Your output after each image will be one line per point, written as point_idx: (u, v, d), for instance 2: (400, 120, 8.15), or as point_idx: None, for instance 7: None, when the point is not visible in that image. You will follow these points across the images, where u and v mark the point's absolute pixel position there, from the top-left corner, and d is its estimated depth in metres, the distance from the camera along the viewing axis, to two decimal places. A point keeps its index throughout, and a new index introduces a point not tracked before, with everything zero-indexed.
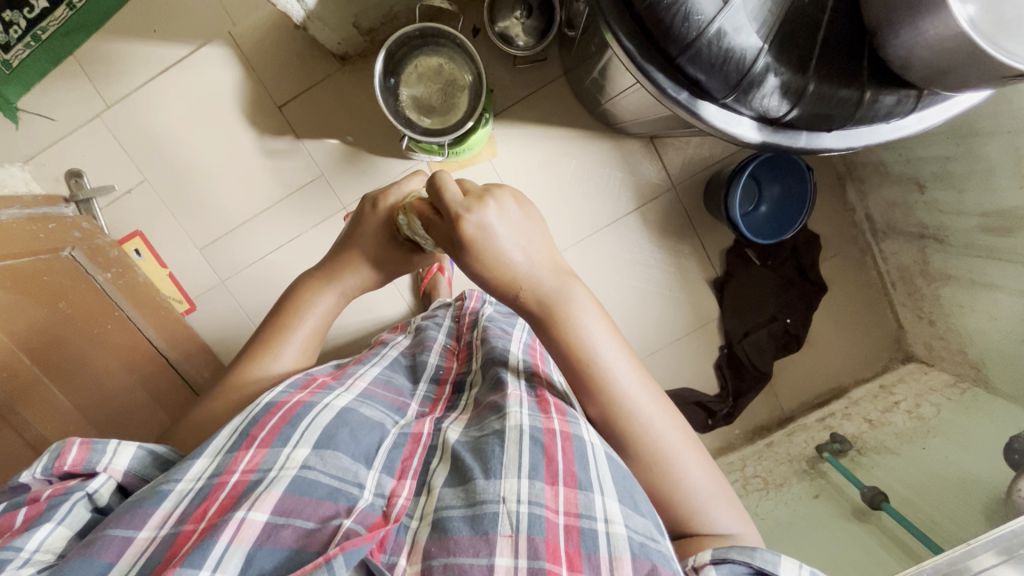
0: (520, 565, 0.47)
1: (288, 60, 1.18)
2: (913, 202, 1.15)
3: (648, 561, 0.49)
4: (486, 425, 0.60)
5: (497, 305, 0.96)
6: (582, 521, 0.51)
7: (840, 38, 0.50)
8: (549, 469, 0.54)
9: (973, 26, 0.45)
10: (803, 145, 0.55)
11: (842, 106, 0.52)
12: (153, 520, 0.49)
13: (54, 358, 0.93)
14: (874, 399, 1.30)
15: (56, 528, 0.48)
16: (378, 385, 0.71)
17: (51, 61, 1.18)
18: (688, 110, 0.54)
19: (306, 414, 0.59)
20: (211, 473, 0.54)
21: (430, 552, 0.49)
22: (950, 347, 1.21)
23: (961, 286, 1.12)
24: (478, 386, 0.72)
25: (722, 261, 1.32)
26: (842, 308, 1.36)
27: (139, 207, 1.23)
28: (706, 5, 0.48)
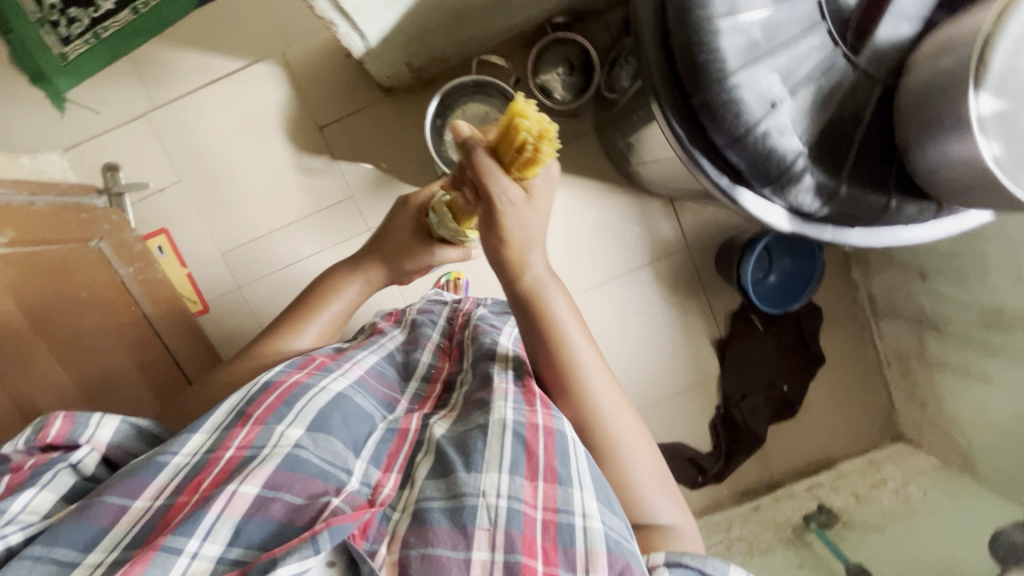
0: (496, 559, 0.50)
1: (335, 85, 1.23)
2: (914, 289, 1.21)
3: (621, 559, 0.52)
4: (470, 419, 0.61)
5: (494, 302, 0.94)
6: (560, 515, 0.54)
7: (875, 153, 0.55)
8: (529, 464, 0.56)
9: (996, 165, 0.49)
10: (829, 239, 0.58)
11: (870, 209, 0.56)
12: (148, 491, 0.51)
13: (70, 352, 0.94)
14: (862, 474, 1.34)
15: (40, 493, 0.50)
16: (372, 375, 0.70)
17: (106, 59, 1.22)
18: (727, 195, 0.58)
19: (302, 395, 0.60)
20: (206, 449, 0.55)
21: (408, 542, 0.51)
22: (939, 431, 1.25)
23: (955, 374, 1.16)
24: (467, 384, 0.70)
25: (728, 323, 1.35)
26: (837, 381, 1.40)
27: (167, 206, 1.26)
28: (756, 108, 0.52)
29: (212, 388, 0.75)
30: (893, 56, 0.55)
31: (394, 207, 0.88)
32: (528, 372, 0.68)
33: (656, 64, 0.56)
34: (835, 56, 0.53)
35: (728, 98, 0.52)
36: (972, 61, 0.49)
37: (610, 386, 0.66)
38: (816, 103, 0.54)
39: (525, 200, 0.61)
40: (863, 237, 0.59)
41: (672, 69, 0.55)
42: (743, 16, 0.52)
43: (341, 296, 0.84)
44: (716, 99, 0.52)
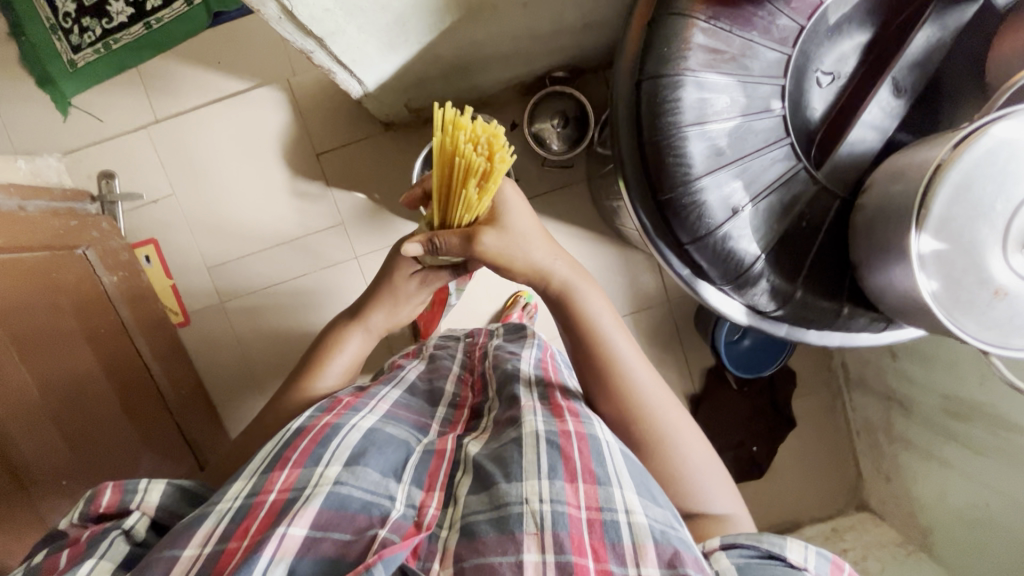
0: (548, 560, 0.49)
1: (336, 115, 1.26)
2: (885, 365, 1.23)
3: (667, 549, 0.51)
4: (504, 435, 0.62)
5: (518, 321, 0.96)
6: (605, 514, 0.53)
7: (829, 266, 0.61)
8: (567, 467, 0.57)
9: (933, 300, 0.54)
10: (784, 335, 0.64)
11: (823, 314, 0.61)
12: (196, 540, 0.49)
13: (41, 363, 0.92)
14: (825, 542, 1.30)
15: (99, 562, 0.49)
16: (400, 407, 0.71)
17: (115, 69, 1.24)
18: (688, 285, 0.62)
19: (334, 434, 0.60)
20: (249, 492, 0.55)
21: (461, 555, 0.51)
22: (901, 507, 1.26)
23: (918, 454, 1.17)
24: (496, 407, 0.72)
25: (702, 379, 1.37)
26: (807, 445, 1.41)
27: (159, 217, 1.28)
28: (718, 213, 0.57)
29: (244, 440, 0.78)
30: (853, 174, 0.63)
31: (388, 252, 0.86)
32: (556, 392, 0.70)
33: (631, 162, 0.60)
34: (797, 169, 0.60)
35: (693, 202, 0.57)
36: (916, 202, 0.53)
37: (653, 383, 0.68)
38: (778, 211, 0.59)
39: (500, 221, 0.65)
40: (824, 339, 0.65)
41: (645, 168, 0.59)
42: (710, 126, 0.57)
43: (345, 349, 0.83)
44: (682, 202, 0.57)
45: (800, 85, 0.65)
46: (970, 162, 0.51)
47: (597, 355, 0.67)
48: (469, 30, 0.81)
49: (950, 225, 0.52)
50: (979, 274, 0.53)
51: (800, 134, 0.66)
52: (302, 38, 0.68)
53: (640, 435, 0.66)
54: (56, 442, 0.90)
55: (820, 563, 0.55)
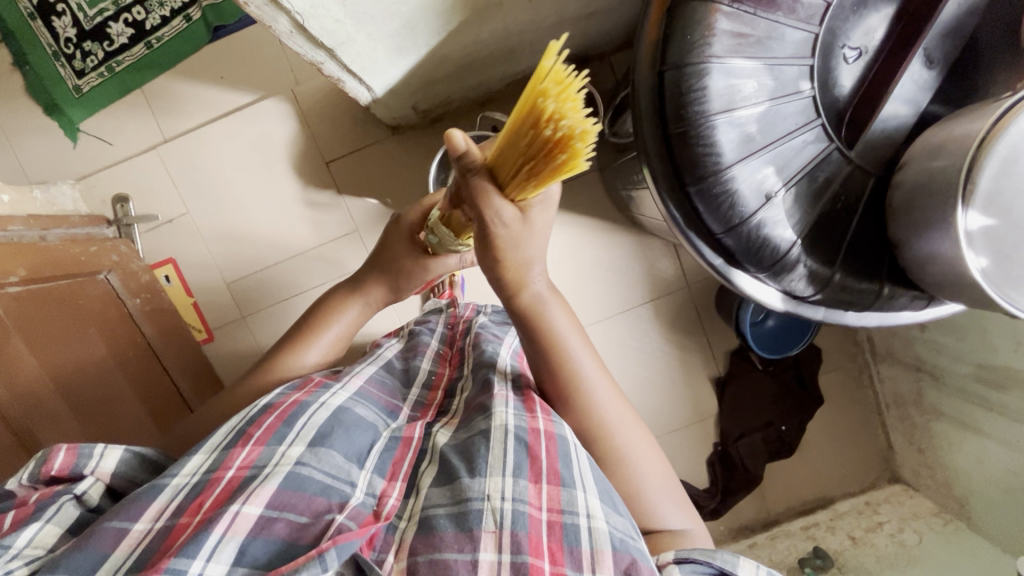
0: (503, 560, 0.51)
1: (343, 122, 1.25)
2: (913, 337, 1.22)
3: (626, 557, 0.53)
4: (473, 426, 0.64)
5: (493, 315, 1.02)
6: (565, 516, 0.55)
7: (870, 243, 0.66)
8: (533, 467, 0.58)
9: (984, 277, 0.59)
10: (822, 318, 0.67)
11: (864, 295, 0.66)
12: (148, 513, 0.50)
13: (73, 390, 0.93)
14: (858, 516, 1.34)
15: (44, 527, 0.49)
16: (373, 385, 0.74)
17: (119, 91, 1.24)
18: (723, 275, 0.64)
19: (301, 414, 0.61)
20: (207, 469, 0.55)
21: (416, 549, 0.52)
22: (936, 477, 1.26)
23: (951, 423, 1.16)
24: (468, 391, 0.76)
25: (726, 362, 1.37)
26: (835, 420, 1.40)
27: (175, 237, 1.28)
28: (751, 201, 0.59)
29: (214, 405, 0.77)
30: (886, 152, 0.67)
31: (387, 229, 0.88)
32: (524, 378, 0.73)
33: (656, 154, 0.61)
34: (830, 149, 0.63)
35: (726, 191, 0.58)
36: (963, 177, 0.58)
37: (614, 398, 0.66)
38: (807, 196, 0.62)
39: (523, 221, 0.51)
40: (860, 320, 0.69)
41: (676, 158, 0.60)
42: (738, 113, 0.58)
43: (342, 317, 0.86)
44: (715, 193, 0.59)
45: (828, 61, 0.64)
46: (1015, 138, 0.56)
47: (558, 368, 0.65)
48: (475, 28, 0.80)
49: (998, 199, 0.57)
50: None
51: (831, 110, 0.66)
52: (313, 51, 0.67)
53: (598, 450, 0.65)
54: None
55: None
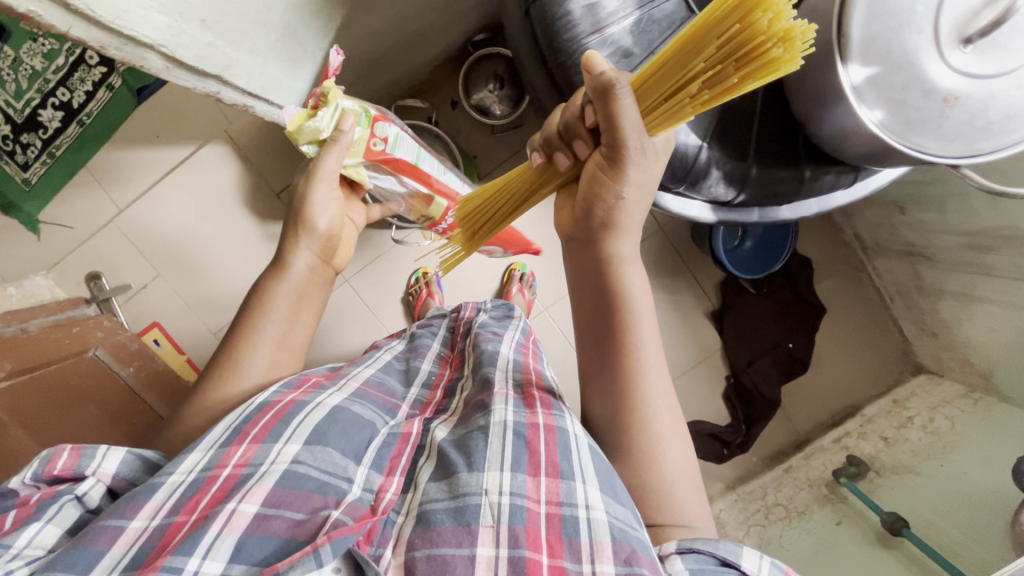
0: (501, 554, 0.50)
1: (283, 151, 1.26)
2: (896, 223, 1.18)
3: (625, 547, 0.50)
4: (471, 422, 0.63)
5: (495, 313, 1.00)
6: (564, 509, 0.53)
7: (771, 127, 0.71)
8: (531, 461, 0.57)
9: (882, 128, 0.60)
10: (757, 217, 0.76)
11: (787, 182, 0.72)
12: (145, 511, 0.51)
13: None
14: (888, 415, 1.31)
15: (45, 526, 0.49)
16: (372, 386, 0.73)
17: (65, 174, 1.25)
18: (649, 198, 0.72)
19: (298, 412, 0.61)
20: (204, 466, 0.55)
21: (413, 544, 0.51)
22: (956, 358, 1.22)
23: (956, 299, 1.12)
24: (468, 388, 0.75)
25: (719, 293, 1.35)
26: (845, 326, 1.37)
27: (155, 301, 1.30)
28: None
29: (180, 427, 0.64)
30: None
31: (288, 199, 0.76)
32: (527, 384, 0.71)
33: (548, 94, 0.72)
34: None
35: None
36: (837, 32, 0.59)
37: (667, 394, 0.63)
38: None
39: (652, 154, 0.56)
40: (791, 211, 0.76)
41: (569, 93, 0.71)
42: (609, 30, 0.68)
43: (289, 271, 0.72)
44: None
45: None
46: None
47: (615, 326, 0.63)
48: (362, 20, 0.79)
49: (873, 44, 0.57)
50: (920, 87, 0.57)
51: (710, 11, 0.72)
52: (200, 81, 0.65)
53: (627, 438, 0.61)
54: None
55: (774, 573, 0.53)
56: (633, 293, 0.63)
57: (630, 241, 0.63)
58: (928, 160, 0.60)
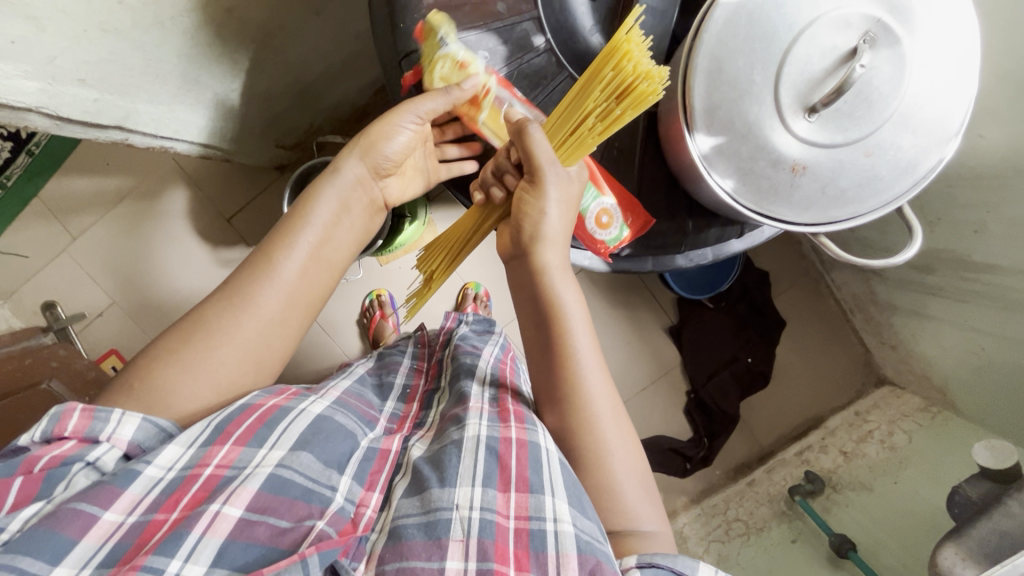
0: (469, 567, 0.52)
1: (231, 176, 1.25)
2: (848, 238, 1.16)
3: (590, 560, 0.53)
4: (445, 437, 0.64)
5: (475, 328, 0.98)
6: (532, 523, 0.56)
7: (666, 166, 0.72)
8: (502, 476, 0.59)
9: (733, 197, 0.58)
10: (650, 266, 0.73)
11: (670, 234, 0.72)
12: (121, 504, 0.50)
13: None
14: (849, 428, 1.29)
15: (45, 507, 0.49)
16: (351, 395, 0.73)
17: (18, 203, 1.26)
18: None
19: (282, 418, 0.60)
20: (184, 464, 0.54)
21: (384, 558, 0.53)
22: (914, 371, 1.21)
23: (908, 315, 1.11)
24: (445, 401, 0.76)
25: (676, 308, 1.34)
26: (806, 338, 1.35)
27: (111, 328, 1.30)
28: None
29: (198, 333, 0.62)
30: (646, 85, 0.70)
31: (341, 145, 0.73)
32: (504, 393, 0.72)
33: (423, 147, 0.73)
34: None
35: None
36: (682, 104, 0.58)
37: (614, 411, 0.63)
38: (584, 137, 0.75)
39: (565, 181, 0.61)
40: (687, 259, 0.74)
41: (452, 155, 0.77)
42: None
43: (339, 178, 0.71)
44: None
45: (556, 7, 0.72)
46: (712, 47, 0.55)
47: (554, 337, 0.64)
48: (275, 58, 0.78)
49: (715, 115, 0.55)
50: (767, 156, 0.55)
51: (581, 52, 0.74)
52: (101, 132, 0.66)
53: (579, 439, 0.62)
54: None
55: None
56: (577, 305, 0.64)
57: (556, 251, 0.64)
58: (782, 225, 0.59)
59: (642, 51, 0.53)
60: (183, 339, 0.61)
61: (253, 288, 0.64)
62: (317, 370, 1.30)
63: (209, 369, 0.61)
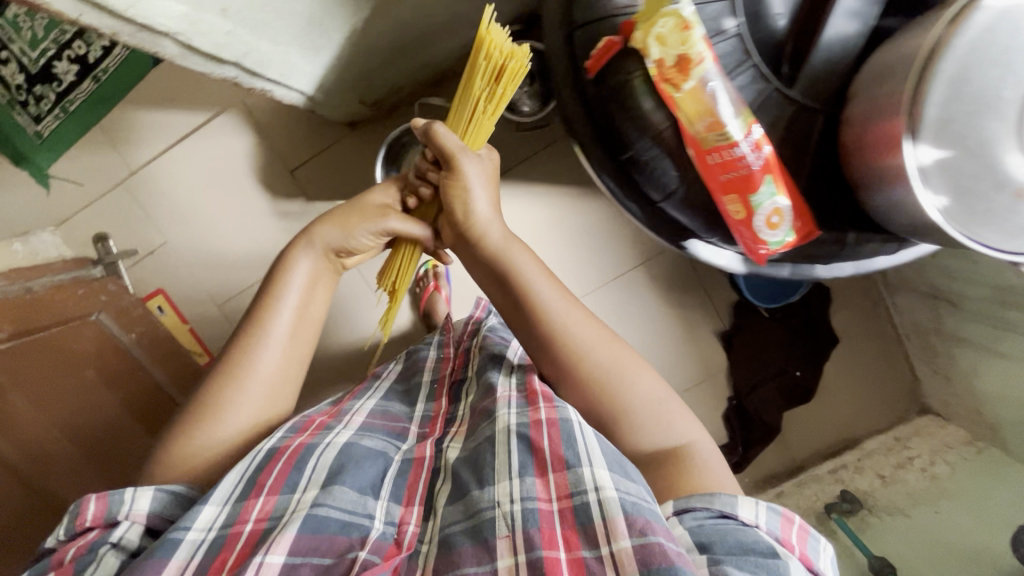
0: (519, 562, 0.49)
1: (300, 128, 1.22)
2: (923, 264, 1.14)
3: (639, 519, 0.49)
4: (478, 433, 0.63)
5: (502, 324, 0.95)
6: (575, 499, 0.52)
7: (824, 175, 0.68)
8: (536, 461, 0.56)
9: (944, 217, 0.57)
10: (786, 273, 0.73)
11: (823, 246, 0.70)
12: (168, 570, 0.52)
13: None
14: (887, 453, 1.29)
15: None
16: (377, 415, 0.74)
17: (78, 130, 1.23)
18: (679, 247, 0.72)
19: (309, 457, 0.61)
20: (222, 523, 0.57)
21: (438, 570, 0.52)
22: (966, 405, 1.20)
23: (975, 350, 1.09)
24: (472, 395, 0.74)
25: (730, 314, 1.32)
26: (855, 358, 1.34)
27: (160, 268, 1.28)
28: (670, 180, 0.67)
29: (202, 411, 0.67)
30: (832, 78, 0.65)
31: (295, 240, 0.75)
32: (532, 373, 0.71)
33: (579, 120, 0.70)
34: (768, 91, 0.66)
35: (649, 161, 0.66)
36: (908, 107, 0.56)
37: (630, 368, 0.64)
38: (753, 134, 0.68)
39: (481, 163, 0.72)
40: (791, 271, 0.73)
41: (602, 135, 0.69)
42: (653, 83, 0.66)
43: (324, 260, 0.75)
44: (645, 163, 0.67)
45: None
46: (964, 52, 0.53)
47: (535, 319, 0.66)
48: (393, 12, 0.75)
49: (947, 128, 0.54)
50: (992, 177, 0.55)
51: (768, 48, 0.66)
52: (218, 67, 0.64)
53: (602, 408, 0.63)
54: None
55: (773, 517, 0.53)
56: (561, 305, 0.66)
57: (496, 227, 0.71)
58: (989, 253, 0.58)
59: (502, 36, 0.67)
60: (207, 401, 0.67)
61: (251, 363, 0.68)
62: (363, 333, 1.29)
63: (248, 405, 0.68)
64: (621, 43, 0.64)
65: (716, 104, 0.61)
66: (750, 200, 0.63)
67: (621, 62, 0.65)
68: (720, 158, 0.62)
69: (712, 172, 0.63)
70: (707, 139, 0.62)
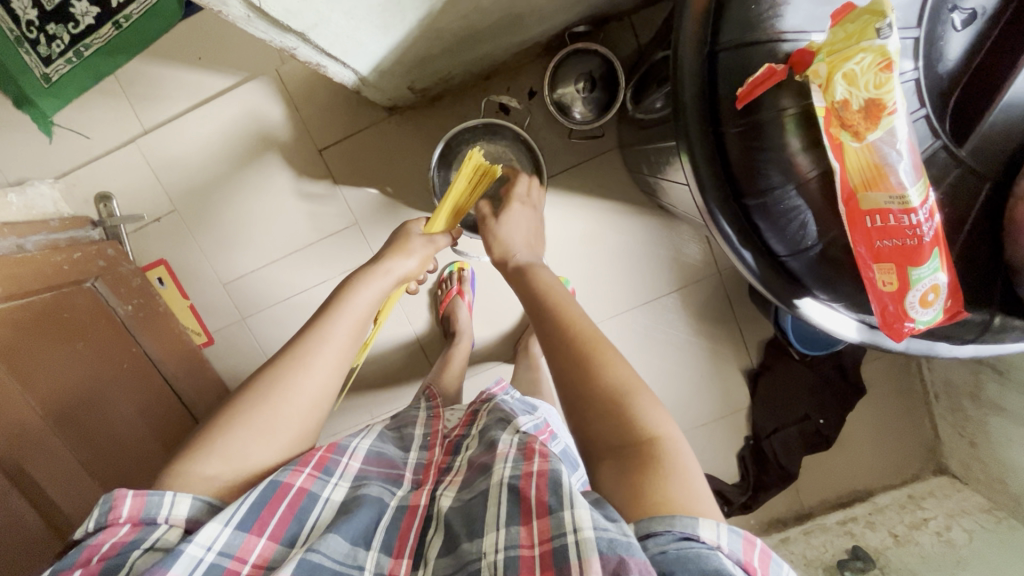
0: None
1: (335, 105, 1.14)
2: None
3: (613, 556, 0.41)
4: (475, 486, 0.54)
5: (519, 399, 0.81)
6: (556, 542, 0.44)
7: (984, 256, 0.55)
8: (523, 506, 0.48)
9: None
10: (904, 349, 0.58)
11: (969, 326, 0.57)
12: None
13: (75, 417, 0.88)
14: (901, 510, 1.25)
15: None
16: (373, 461, 0.62)
17: (91, 79, 1.13)
18: (791, 306, 0.56)
19: (312, 508, 0.54)
20: (222, 549, 0.48)
21: None
22: (989, 472, 1.16)
23: (1014, 421, 1.06)
24: (473, 446, 0.62)
25: (760, 352, 1.27)
26: (875, 411, 1.32)
27: (165, 237, 1.19)
28: (807, 235, 0.53)
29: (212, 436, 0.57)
30: (1005, 149, 0.53)
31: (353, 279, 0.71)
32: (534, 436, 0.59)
33: (701, 153, 0.53)
34: (936, 149, 0.52)
35: (793, 208, 0.52)
36: None
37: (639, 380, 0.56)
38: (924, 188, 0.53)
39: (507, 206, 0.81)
40: (905, 345, 0.58)
41: (728, 173, 0.53)
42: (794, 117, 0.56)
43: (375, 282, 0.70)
44: (779, 210, 0.52)
45: (935, 20, 0.50)
46: None
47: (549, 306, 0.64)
48: None
49: None
50: None
51: (937, 96, 0.52)
52: (280, 34, 0.56)
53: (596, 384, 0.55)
54: (94, 488, 0.88)
55: (733, 539, 0.45)
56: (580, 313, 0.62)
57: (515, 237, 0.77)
58: None
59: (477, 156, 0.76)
60: (230, 415, 0.58)
61: (287, 389, 0.59)
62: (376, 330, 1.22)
63: (266, 440, 0.58)
64: (785, 73, 0.49)
65: (894, 162, 0.47)
66: (907, 273, 0.49)
67: (774, 97, 0.50)
68: (880, 222, 0.49)
69: (866, 238, 0.50)
70: (869, 199, 0.48)
